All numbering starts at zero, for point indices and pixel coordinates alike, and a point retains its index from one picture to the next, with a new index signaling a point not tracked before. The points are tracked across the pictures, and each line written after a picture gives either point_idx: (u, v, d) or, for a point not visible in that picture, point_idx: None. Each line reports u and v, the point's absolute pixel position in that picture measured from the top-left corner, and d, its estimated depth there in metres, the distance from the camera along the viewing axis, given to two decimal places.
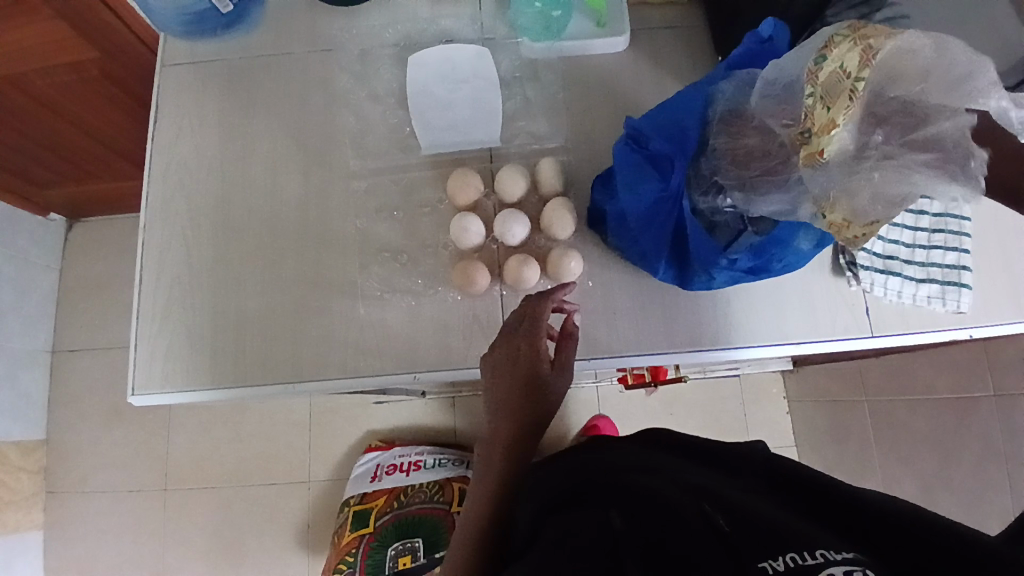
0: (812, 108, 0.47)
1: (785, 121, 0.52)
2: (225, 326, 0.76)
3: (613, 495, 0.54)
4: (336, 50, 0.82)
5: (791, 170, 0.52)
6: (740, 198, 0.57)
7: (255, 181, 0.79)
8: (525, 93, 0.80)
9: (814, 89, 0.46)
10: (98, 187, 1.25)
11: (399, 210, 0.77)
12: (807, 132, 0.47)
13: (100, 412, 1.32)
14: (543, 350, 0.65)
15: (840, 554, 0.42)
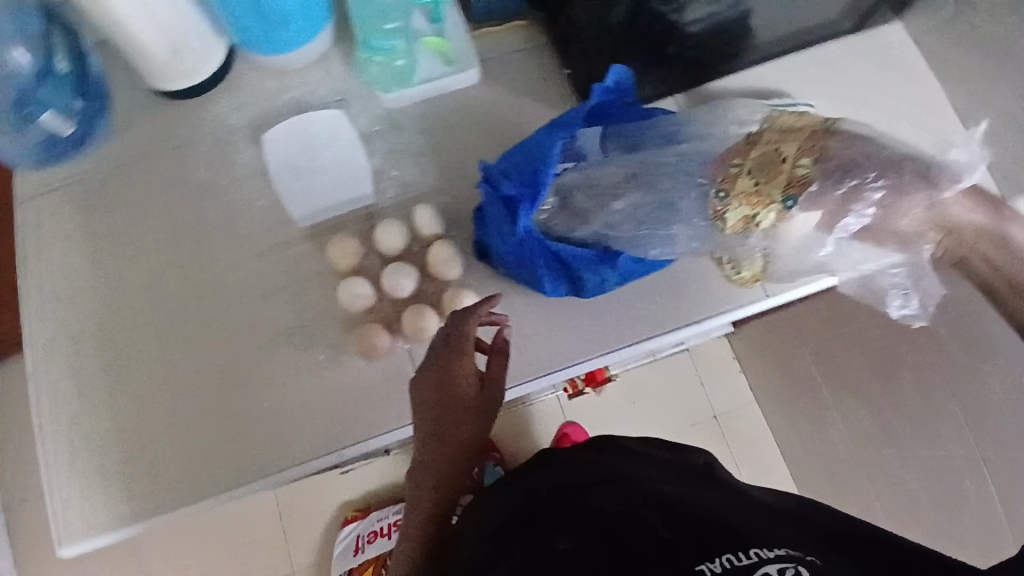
0: (738, 176, 0.52)
1: (700, 179, 0.55)
2: (136, 452, 0.72)
3: (562, 519, 0.58)
4: (189, 143, 0.80)
5: (681, 217, 0.57)
6: (612, 233, 0.61)
7: (136, 295, 0.77)
8: (387, 144, 0.79)
9: (747, 162, 0.52)
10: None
11: (287, 290, 0.75)
12: (726, 196, 0.53)
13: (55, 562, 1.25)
14: (458, 379, 0.65)
15: (775, 552, 0.46)
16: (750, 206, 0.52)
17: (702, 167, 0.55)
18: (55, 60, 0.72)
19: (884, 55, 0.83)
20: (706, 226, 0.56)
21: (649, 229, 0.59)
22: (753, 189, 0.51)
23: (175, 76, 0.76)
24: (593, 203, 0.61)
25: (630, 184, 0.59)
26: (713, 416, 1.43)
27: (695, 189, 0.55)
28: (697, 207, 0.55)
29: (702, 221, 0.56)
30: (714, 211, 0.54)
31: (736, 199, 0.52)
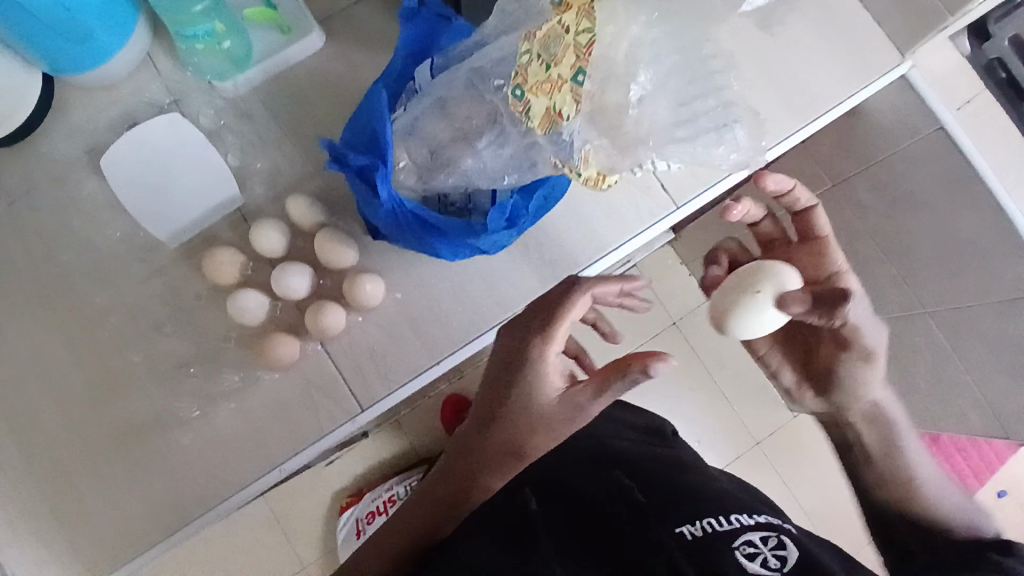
0: (529, 64, 0.52)
1: (499, 81, 0.54)
2: (68, 521, 0.68)
3: (546, 491, 0.69)
4: (23, 188, 0.72)
5: (513, 132, 0.55)
6: (471, 177, 0.58)
7: (13, 365, 0.70)
8: (242, 139, 0.73)
9: (534, 44, 0.51)
10: None
11: (177, 319, 0.70)
12: (525, 91, 0.52)
13: None
14: (545, 373, 0.56)
15: (752, 519, 0.56)
16: (548, 95, 0.51)
17: (506, 67, 0.54)
18: None
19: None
20: (521, 132, 0.54)
21: (497, 160, 0.57)
22: (542, 76, 0.51)
23: None
24: (441, 148, 0.59)
25: (466, 112, 0.57)
26: (672, 323, 1.34)
27: (498, 94, 0.55)
28: (511, 122, 0.55)
29: (517, 129, 0.55)
30: (520, 114, 0.53)
31: (532, 92, 0.52)
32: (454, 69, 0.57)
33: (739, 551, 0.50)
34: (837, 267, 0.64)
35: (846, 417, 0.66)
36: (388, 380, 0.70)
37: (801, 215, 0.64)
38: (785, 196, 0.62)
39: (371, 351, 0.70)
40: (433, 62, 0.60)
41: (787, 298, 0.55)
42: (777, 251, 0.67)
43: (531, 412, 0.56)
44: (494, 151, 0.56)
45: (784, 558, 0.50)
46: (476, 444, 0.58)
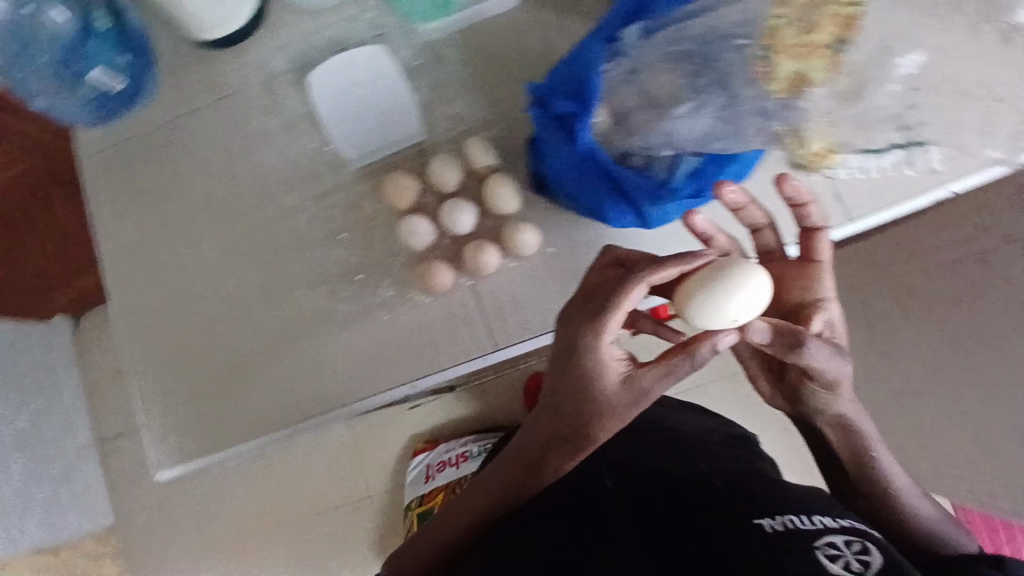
0: (781, 28, 0.51)
1: (738, 40, 0.54)
2: (216, 390, 0.76)
3: (621, 471, 0.71)
4: (237, 89, 0.79)
5: (735, 92, 0.54)
6: (668, 138, 0.56)
7: (200, 244, 0.78)
8: (432, 79, 0.77)
9: (789, 10, 0.51)
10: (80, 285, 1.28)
11: (349, 230, 0.76)
12: (773, 55, 0.52)
13: (158, 488, 1.41)
14: (607, 372, 0.54)
15: (841, 524, 0.51)
16: (800, 60, 0.51)
17: (744, 25, 0.53)
18: (94, 16, 0.72)
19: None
20: (752, 94, 0.54)
21: (706, 123, 0.56)
22: (798, 38, 0.50)
23: (212, 26, 0.74)
24: (641, 107, 0.58)
25: (673, 73, 0.57)
26: None
27: (738, 53, 0.54)
28: (742, 79, 0.54)
29: (742, 89, 0.54)
30: (761, 76, 0.53)
31: (783, 54, 0.51)
32: (667, 29, 0.58)
33: (820, 552, 0.47)
34: (822, 295, 0.61)
35: (814, 422, 0.63)
36: (524, 327, 0.72)
37: (807, 234, 0.61)
38: (797, 209, 0.60)
39: (514, 297, 0.72)
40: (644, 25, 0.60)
41: (746, 325, 0.52)
42: (774, 263, 0.64)
43: (607, 401, 0.55)
44: (703, 110, 0.55)
45: (868, 563, 0.46)
46: (557, 434, 0.59)
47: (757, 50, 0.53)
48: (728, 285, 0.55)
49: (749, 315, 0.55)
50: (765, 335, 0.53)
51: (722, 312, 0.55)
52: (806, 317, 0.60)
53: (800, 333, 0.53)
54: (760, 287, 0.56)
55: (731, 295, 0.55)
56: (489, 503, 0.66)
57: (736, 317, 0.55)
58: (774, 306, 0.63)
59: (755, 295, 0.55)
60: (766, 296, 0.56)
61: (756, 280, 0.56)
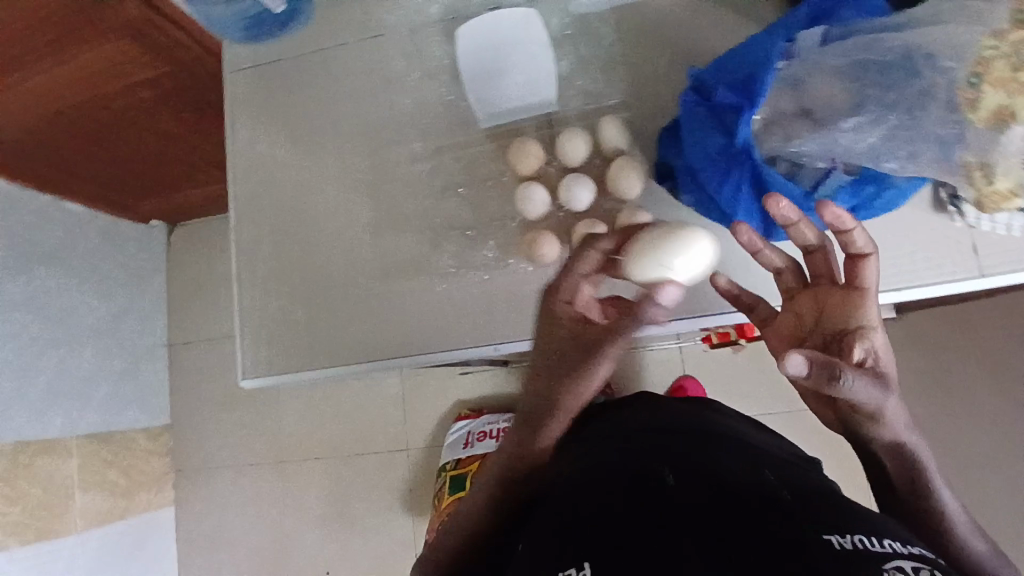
0: (993, 60, 0.44)
1: (941, 62, 0.47)
2: (308, 312, 0.79)
3: (674, 462, 0.62)
4: (387, 32, 0.82)
5: (921, 113, 0.49)
6: (825, 148, 0.54)
7: (323, 173, 0.82)
8: (578, 51, 0.77)
9: (1005, 42, 0.43)
10: (189, 194, 1.37)
11: (465, 186, 0.77)
12: (978, 83, 0.44)
13: (215, 396, 1.50)
14: (568, 316, 0.60)
15: (911, 550, 0.48)
16: (1007, 95, 0.43)
17: (950, 49, 0.46)
18: None
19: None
20: (946, 119, 0.47)
21: (878, 141, 0.52)
22: (1012, 73, 0.43)
23: None
24: (804, 113, 0.55)
25: (851, 83, 0.53)
26: None
27: (940, 76, 0.47)
28: (936, 101, 0.48)
29: (931, 113, 0.48)
30: (962, 102, 0.46)
31: (990, 85, 0.44)
32: (857, 37, 0.53)
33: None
34: (867, 323, 0.53)
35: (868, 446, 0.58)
36: None
37: (852, 260, 0.55)
38: (840, 233, 0.54)
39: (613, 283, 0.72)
40: (826, 30, 0.56)
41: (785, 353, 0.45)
42: (820, 288, 0.57)
43: (578, 394, 0.60)
44: (879, 125, 0.51)
45: None
46: (530, 420, 0.63)
47: (963, 72, 0.46)
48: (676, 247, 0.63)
49: (684, 272, 0.64)
50: (804, 368, 0.45)
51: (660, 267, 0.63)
52: (845, 344, 0.52)
53: (833, 367, 0.47)
54: (700, 250, 0.63)
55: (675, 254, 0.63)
56: (495, 489, 0.65)
57: (667, 266, 0.63)
58: (816, 333, 0.56)
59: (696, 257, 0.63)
60: (705, 259, 0.64)
61: (697, 243, 0.64)
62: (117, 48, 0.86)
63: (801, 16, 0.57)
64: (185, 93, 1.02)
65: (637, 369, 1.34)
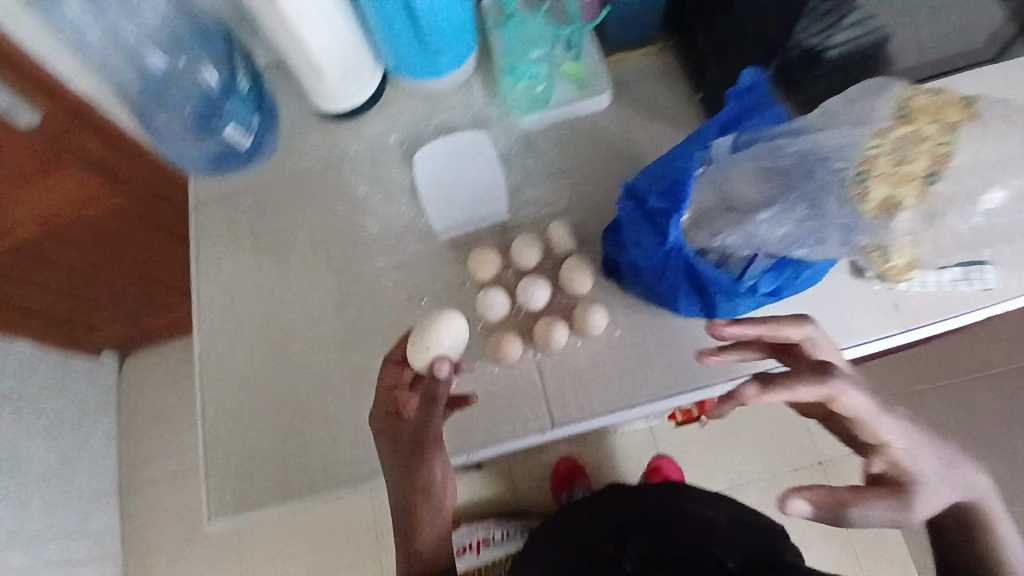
0: (876, 158, 0.50)
1: (832, 163, 0.52)
2: (276, 439, 0.78)
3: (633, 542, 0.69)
4: (347, 159, 0.88)
5: (824, 208, 0.53)
6: (746, 241, 0.60)
7: (289, 295, 0.84)
8: (524, 165, 0.84)
9: (884, 142, 0.49)
10: (144, 319, 1.36)
11: (428, 296, 0.81)
12: (866, 180, 0.51)
13: (172, 539, 1.40)
14: (394, 414, 0.68)
15: None
16: (893, 186, 0.50)
17: (837, 152, 0.52)
18: (238, 79, 0.80)
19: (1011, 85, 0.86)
20: (844, 211, 0.52)
21: (790, 233, 0.57)
22: (894, 167, 0.49)
23: (334, 101, 0.84)
24: (722, 211, 0.62)
25: (761, 182, 0.58)
26: (819, 462, 1.31)
27: (833, 175, 0.53)
28: (832, 194, 0.53)
29: (831, 207, 0.53)
30: (852, 195, 0.52)
31: (877, 179, 0.50)
32: (763, 142, 0.59)
33: None
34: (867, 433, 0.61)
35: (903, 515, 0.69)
36: (584, 409, 0.74)
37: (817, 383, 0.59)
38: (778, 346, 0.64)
39: (578, 376, 0.75)
40: (735, 137, 0.62)
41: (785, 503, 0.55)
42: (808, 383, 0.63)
43: (438, 502, 0.66)
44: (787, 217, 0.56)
45: None
46: (404, 532, 0.67)
47: (852, 172, 0.52)
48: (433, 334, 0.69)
49: (455, 348, 0.70)
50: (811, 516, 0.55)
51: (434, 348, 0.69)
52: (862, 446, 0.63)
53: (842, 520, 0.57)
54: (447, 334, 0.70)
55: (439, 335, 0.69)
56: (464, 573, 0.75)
57: (430, 348, 0.69)
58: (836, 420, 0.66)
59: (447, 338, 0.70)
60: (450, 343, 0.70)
61: (454, 324, 0.70)
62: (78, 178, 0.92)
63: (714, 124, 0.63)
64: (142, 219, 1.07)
65: (612, 459, 1.34)
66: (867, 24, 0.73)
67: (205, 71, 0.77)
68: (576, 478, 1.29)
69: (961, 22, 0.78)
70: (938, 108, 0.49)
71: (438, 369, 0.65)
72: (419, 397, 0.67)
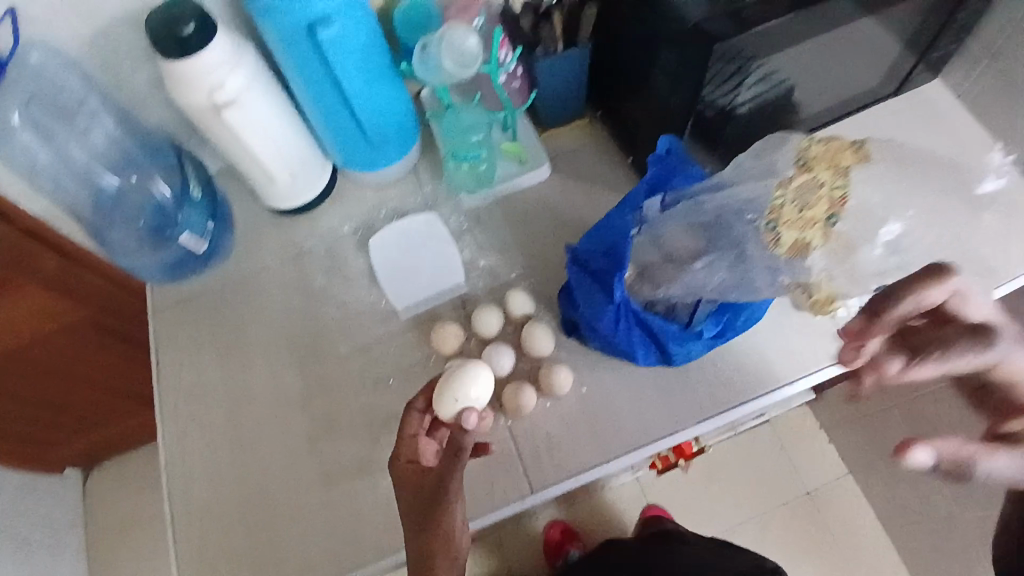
0: (782, 206, 0.56)
1: (748, 216, 0.59)
2: (253, 542, 0.76)
3: None
4: (304, 251, 0.90)
5: (747, 255, 0.59)
6: (686, 292, 0.64)
7: (256, 391, 0.84)
8: (476, 239, 0.88)
9: (787, 191, 0.56)
10: (108, 429, 1.32)
11: (395, 375, 0.82)
12: (776, 227, 0.57)
13: None
14: (421, 462, 0.66)
15: None
16: (800, 230, 0.55)
17: (750, 206, 0.59)
18: (192, 188, 0.84)
19: (904, 121, 0.96)
20: (767, 256, 0.58)
21: (723, 282, 0.62)
22: (799, 213, 0.55)
23: (286, 198, 0.87)
24: (660, 265, 0.67)
25: (692, 238, 0.64)
26: (805, 493, 1.33)
27: (749, 226, 0.59)
28: (751, 242, 0.58)
29: (754, 254, 0.59)
30: (767, 241, 0.57)
31: (785, 226, 0.56)
32: (685, 201, 0.65)
33: None
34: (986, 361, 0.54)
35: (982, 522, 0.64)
36: (560, 470, 0.75)
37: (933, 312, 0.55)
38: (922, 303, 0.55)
39: (550, 438, 0.76)
40: (662, 198, 0.69)
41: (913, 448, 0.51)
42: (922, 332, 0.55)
43: (458, 555, 0.64)
44: (717, 267, 0.61)
45: None
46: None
47: (763, 221, 0.58)
48: (462, 378, 0.68)
49: (482, 399, 0.69)
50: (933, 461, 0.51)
51: (461, 395, 0.68)
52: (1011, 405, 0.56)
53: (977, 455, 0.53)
54: (480, 378, 0.69)
55: (467, 382, 0.68)
56: None
57: (458, 400, 0.68)
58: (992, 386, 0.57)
59: (479, 385, 0.69)
60: (486, 388, 0.70)
61: (481, 373, 0.70)
62: (38, 298, 0.92)
63: (640, 188, 0.68)
64: (105, 328, 1.06)
65: (603, 513, 1.32)
66: (765, 79, 0.77)
67: (156, 185, 0.84)
68: (570, 539, 1.26)
69: (851, 69, 0.86)
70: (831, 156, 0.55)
71: (468, 420, 0.64)
72: (439, 444, 0.67)
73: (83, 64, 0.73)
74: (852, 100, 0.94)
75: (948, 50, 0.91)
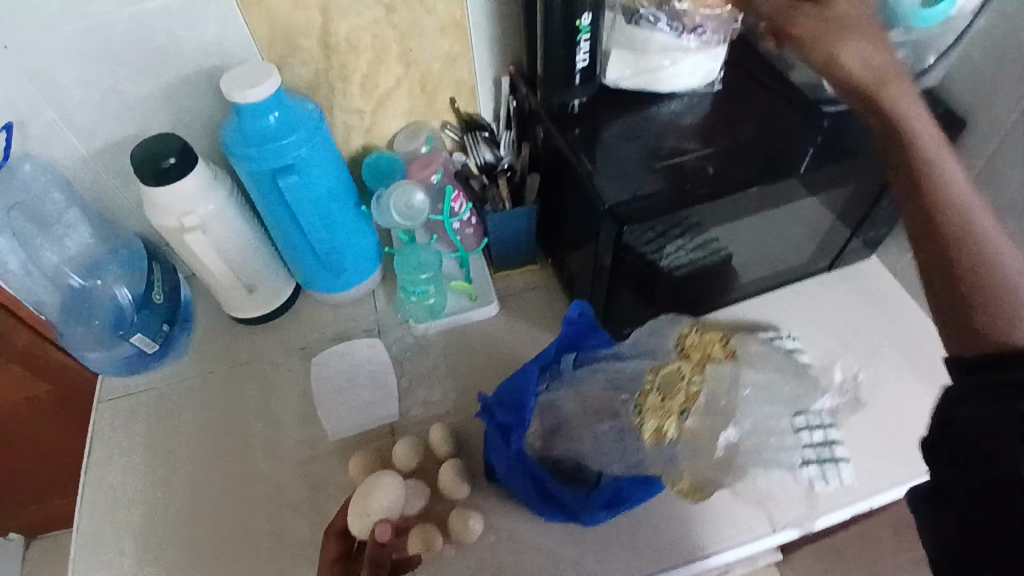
0: (648, 393, 0.68)
1: (625, 395, 0.69)
2: None
3: None
4: (253, 362, 0.94)
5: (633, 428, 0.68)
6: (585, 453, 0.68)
7: (176, 496, 0.84)
8: (416, 368, 0.91)
9: (654, 379, 0.69)
10: (56, 505, 1.31)
11: (311, 498, 0.82)
12: (642, 411, 0.67)
13: None
14: None
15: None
16: (659, 418, 0.67)
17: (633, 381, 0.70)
18: (154, 294, 0.88)
19: (841, 294, 0.99)
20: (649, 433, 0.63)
21: (612, 451, 0.67)
22: (660, 401, 0.67)
23: (244, 309, 0.93)
24: (565, 425, 0.70)
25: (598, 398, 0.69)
26: None
27: (625, 404, 0.69)
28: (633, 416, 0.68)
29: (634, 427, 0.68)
30: (633, 422, 0.67)
31: (648, 413, 0.67)
32: (592, 367, 0.72)
33: None
34: None
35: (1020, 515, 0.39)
36: None
37: None
38: None
39: None
40: (575, 356, 0.75)
41: None
42: None
43: None
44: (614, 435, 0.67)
45: None
46: None
47: (634, 403, 0.69)
48: (367, 492, 0.70)
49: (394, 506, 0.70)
50: None
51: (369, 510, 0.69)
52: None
53: None
54: (384, 484, 0.71)
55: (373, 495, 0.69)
56: None
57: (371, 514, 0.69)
58: None
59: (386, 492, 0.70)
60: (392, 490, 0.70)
61: (386, 480, 0.71)
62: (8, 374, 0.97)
63: (552, 347, 0.71)
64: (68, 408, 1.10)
65: None
66: (703, 246, 0.82)
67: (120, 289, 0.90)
68: None
69: (782, 248, 0.93)
70: (701, 350, 0.71)
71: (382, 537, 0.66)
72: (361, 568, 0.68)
73: (77, 181, 0.83)
74: (789, 271, 0.99)
75: (878, 235, 0.97)
